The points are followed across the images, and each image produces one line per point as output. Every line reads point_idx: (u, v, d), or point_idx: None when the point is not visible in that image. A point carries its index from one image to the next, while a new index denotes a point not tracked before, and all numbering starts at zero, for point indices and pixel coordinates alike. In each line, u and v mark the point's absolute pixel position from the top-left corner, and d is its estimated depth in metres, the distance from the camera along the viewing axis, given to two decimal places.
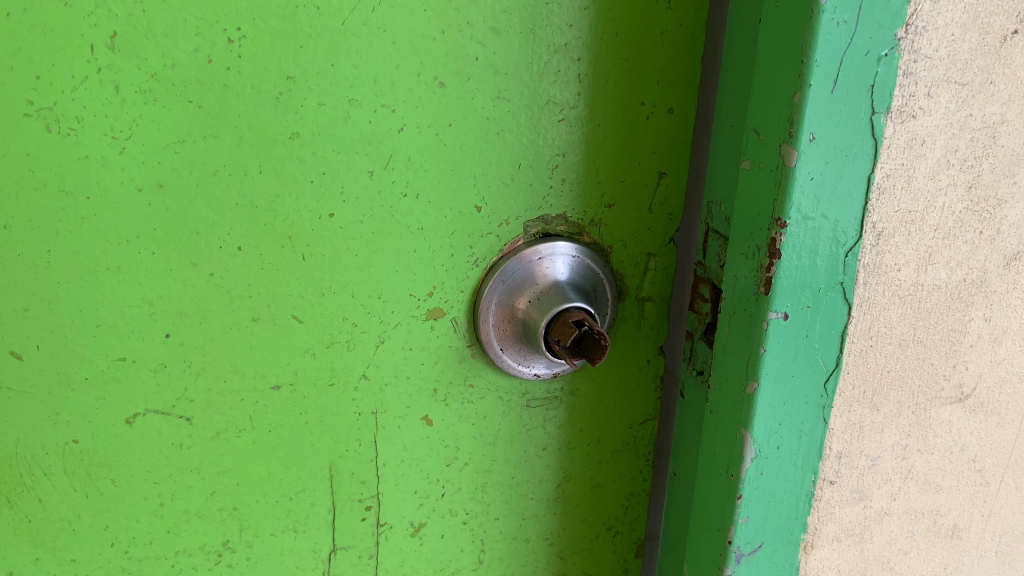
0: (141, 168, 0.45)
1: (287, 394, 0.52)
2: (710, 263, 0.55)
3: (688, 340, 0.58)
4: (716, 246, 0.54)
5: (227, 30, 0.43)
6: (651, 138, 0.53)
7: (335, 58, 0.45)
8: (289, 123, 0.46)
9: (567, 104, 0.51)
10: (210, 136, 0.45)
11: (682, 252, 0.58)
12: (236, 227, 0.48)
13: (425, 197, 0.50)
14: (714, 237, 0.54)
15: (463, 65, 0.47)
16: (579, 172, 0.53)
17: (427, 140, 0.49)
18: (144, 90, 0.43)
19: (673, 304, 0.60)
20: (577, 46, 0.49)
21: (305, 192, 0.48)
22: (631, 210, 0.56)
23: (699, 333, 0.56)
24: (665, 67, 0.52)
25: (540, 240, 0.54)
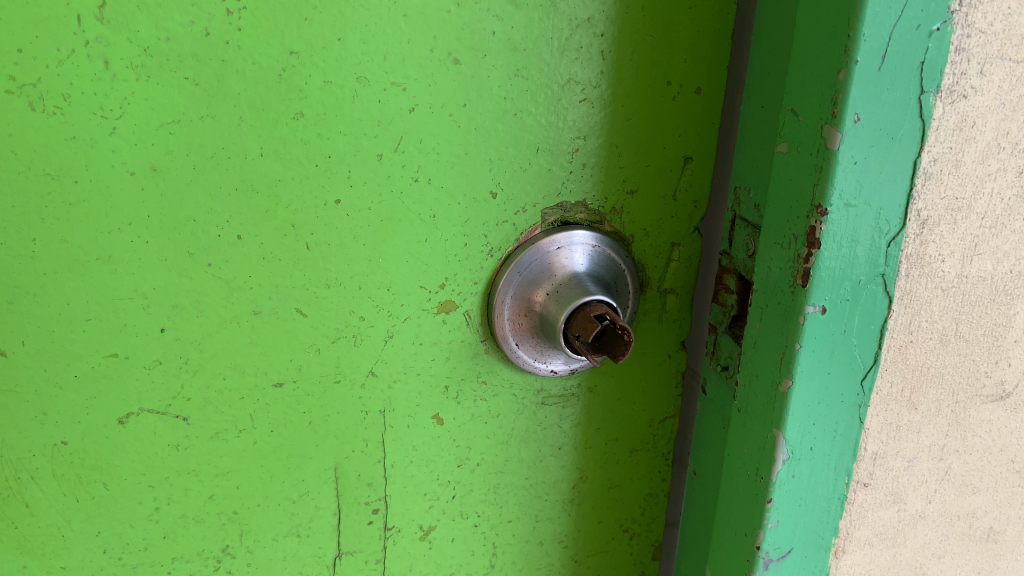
0: (133, 150, 0.42)
1: (289, 392, 0.49)
2: (737, 253, 0.52)
3: (711, 333, 0.55)
4: (744, 236, 0.51)
5: (226, 0, 0.40)
6: (676, 120, 0.51)
7: (343, 32, 0.42)
8: (293, 102, 0.43)
9: (589, 84, 0.48)
10: (208, 116, 0.42)
11: (707, 243, 0.55)
12: (235, 214, 0.44)
13: (438, 182, 0.48)
14: (743, 226, 0.51)
15: (480, 41, 0.45)
16: (600, 156, 0.51)
17: (440, 121, 0.46)
18: (136, 65, 0.40)
19: (697, 298, 0.57)
20: (600, 20, 0.47)
21: (309, 176, 0.45)
22: (655, 196, 0.53)
23: (724, 327, 0.54)
24: (693, 45, 0.49)
25: (558, 229, 0.51)
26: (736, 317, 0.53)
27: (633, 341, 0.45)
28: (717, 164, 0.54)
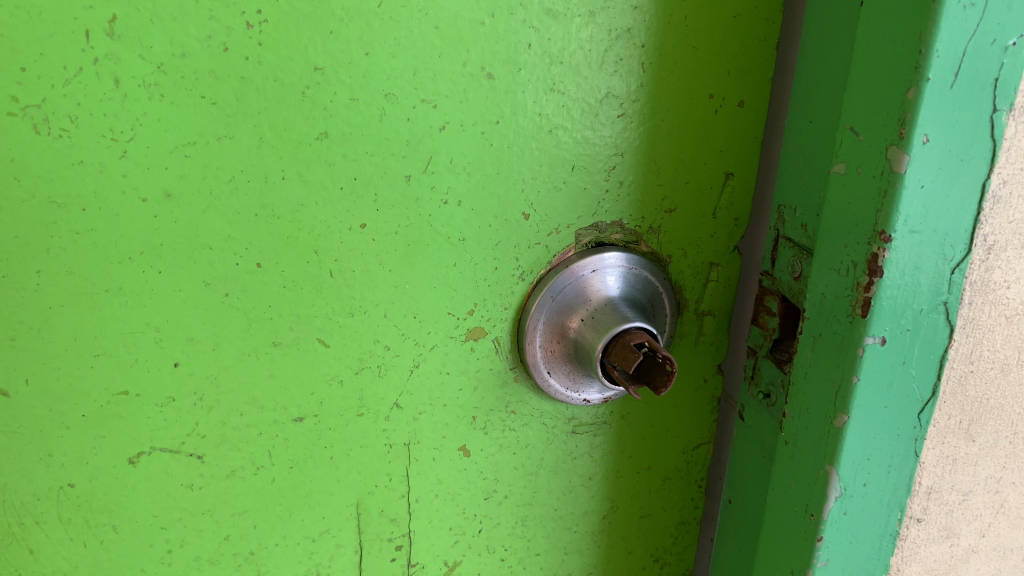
0: (145, 174, 0.39)
1: (310, 427, 0.46)
2: (780, 274, 0.49)
3: (750, 357, 0.52)
4: (789, 257, 0.48)
5: (246, 13, 0.37)
6: (718, 135, 0.48)
7: (370, 47, 0.39)
8: (316, 122, 0.40)
9: (627, 98, 0.46)
10: (226, 137, 0.39)
11: (746, 263, 0.52)
12: (255, 241, 0.41)
13: (468, 204, 0.45)
14: (787, 246, 0.48)
15: (515, 54, 0.42)
16: (638, 174, 0.48)
17: (472, 139, 0.43)
18: (148, 84, 0.37)
19: (734, 320, 0.54)
20: (641, 31, 0.44)
21: (333, 200, 0.42)
22: (693, 215, 0.50)
23: (765, 351, 0.51)
24: (737, 57, 0.47)
25: (592, 251, 0.48)
26: (778, 342, 0.50)
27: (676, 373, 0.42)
28: (757, 181, 0.51)
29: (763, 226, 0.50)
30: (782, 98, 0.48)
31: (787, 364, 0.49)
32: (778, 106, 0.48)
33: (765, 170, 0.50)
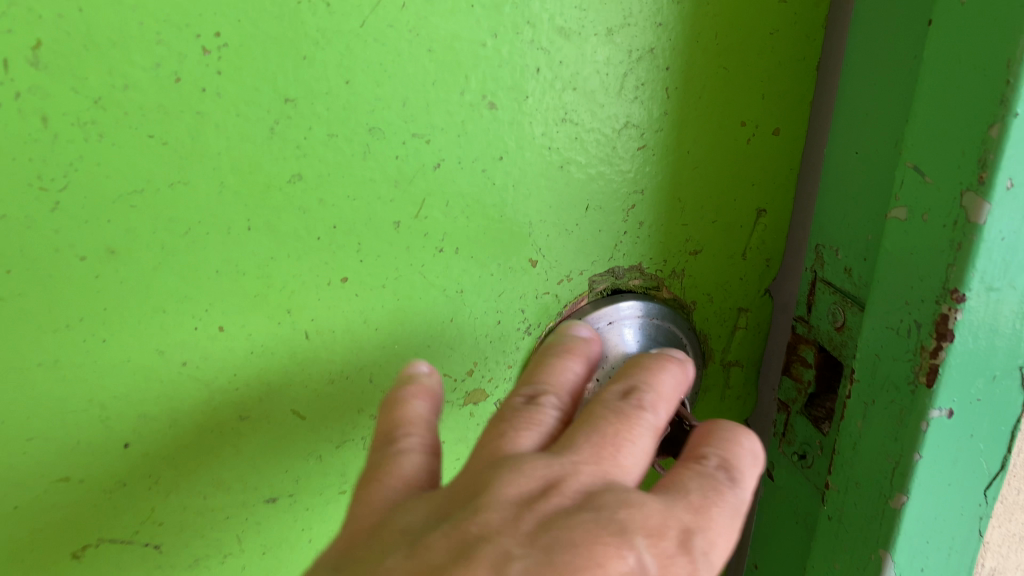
0: (82, 229, 0.32)
1: (285, 507, 0.41)
2: (818, 322, 0.43)
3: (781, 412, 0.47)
4: (830, 303, 0.42)
5: (202, 36, 0.31)
6: (750, 166, 0.42)
7: (351, 74, 0.33)
8: (288, 162, 0.34)
9: (649, 127, 0.40)
10: (179, 183, 0.33)
11: (777, 309, 0.46)
12: (217, 300, 0.35)
13: (466, 251, 0.39)
14: (825, 291, 0.42)
15: (520, 79, 0.36)
16: (660, 212, 0.42)
17: (471, 178, 0.37)
18: (83, 122, 0.31)
19: (764, 372, 0.48)
20: (665, 51, 0.38)
21: (309, 251, 0.36)
22: (720, 256, 0.44)
23: (799, 407, 0.45)
24: (772, 78, 0.41)
25: (607, 300, 0.43)
26: (814, 397, 0.44)
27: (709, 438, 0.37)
28: (792, 219, 0.45)
29: (798, 270, 0.45)
30: (822, 128, 0.42)
31: (824, 422, 0.43)
32: (817, 135, 0.42)
33: (804, 209, 0.44)
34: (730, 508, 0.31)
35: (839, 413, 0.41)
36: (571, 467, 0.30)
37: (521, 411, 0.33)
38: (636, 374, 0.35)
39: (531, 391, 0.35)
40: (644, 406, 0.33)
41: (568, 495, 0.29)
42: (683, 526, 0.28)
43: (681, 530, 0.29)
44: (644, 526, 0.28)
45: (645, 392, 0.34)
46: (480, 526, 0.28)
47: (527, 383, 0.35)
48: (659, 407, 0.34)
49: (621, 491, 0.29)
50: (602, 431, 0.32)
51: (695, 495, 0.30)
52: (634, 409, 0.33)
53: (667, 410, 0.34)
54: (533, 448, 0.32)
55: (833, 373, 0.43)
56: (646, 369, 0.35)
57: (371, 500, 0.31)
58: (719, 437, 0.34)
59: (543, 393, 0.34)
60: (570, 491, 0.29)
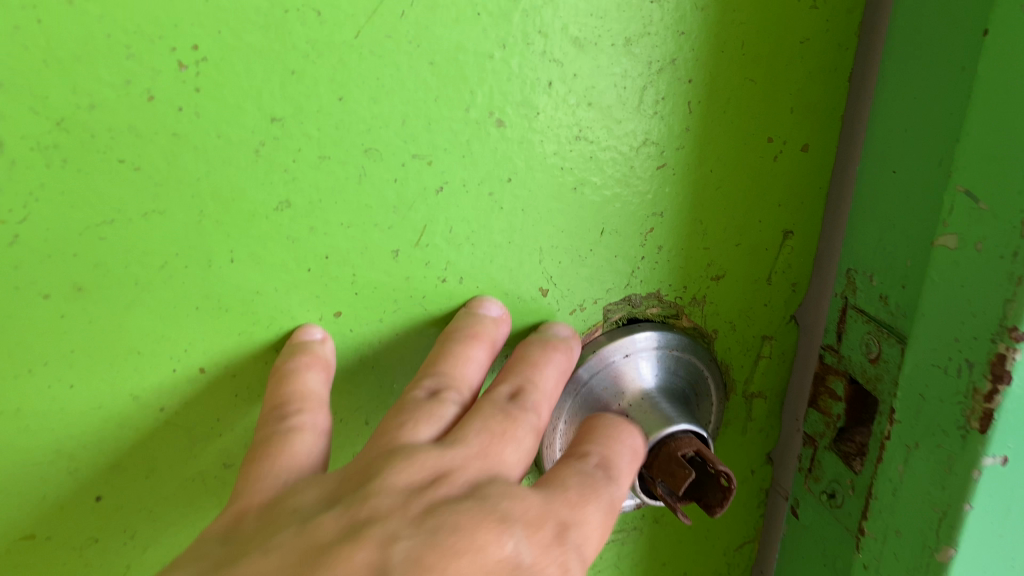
0: (45, 265, 0.29)
1: None
2: (851, 353, 0.40)
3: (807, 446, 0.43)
4: (863, 332, 0.39)
5: (178, 50, 0.28)
6: (778, 185, 0.39)
7: (345, 90, 0.30)
8: (275, 187, 0.31)
9: (670, 144, 0.36)
10: (154, 212, 0.30)
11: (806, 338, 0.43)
12: (198, 340, 0.32)
13: (471, 281, 0.36)
14: (858, 320, 0.39)
15: (531, 93, 0.33)
16: (681, 235, 0.39)
17: (478, 202, 0.34)
18: (45, 146, 0.28)
19: (791, 403, 0.45)
20: (688, 62, 0.35)
21: (299, 285, 0.33)
22: (744, 281, 0.41)
23: (827, 442, 0.42)
24: (803, 91, 0.37)
25: (623, 330, 0.39)
26: (843, 432, 0.41)
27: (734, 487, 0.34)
28: (822, 240, 0.41)
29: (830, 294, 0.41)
30: (855, 142, 0.38)
31: (855, 459, 0.40)
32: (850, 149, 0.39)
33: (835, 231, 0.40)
34: (609, 500, 0.30)
35: (876, 454, 0.38)
36: (458, 457, 0.29)
37: (420, 402, 0.32)
38: (526, 359, 0.36)
39: (433, 382, 0.33)
40: (529, 406, 0.33)
41: (452, 485, 0.28)
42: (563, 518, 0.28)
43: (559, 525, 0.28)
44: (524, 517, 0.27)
45: (531, 392, 0.34)
46: (370, 510, 0.26)
47: (427, 374, 0.34)
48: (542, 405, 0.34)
49: (507, 484, 0.28)
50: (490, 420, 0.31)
51: (581, 485, 0.30)
52: (522, 407, 0.33)
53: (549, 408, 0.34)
54: (428, 439, 0.31)
55: (866, 408, 0.40)
56: (535, 354, 0.36)
57: (256, 483, 0.29)
58: (611, 423, 0.34)
59: (444, 386, 0.33)
60: (458, 480, 0.28)
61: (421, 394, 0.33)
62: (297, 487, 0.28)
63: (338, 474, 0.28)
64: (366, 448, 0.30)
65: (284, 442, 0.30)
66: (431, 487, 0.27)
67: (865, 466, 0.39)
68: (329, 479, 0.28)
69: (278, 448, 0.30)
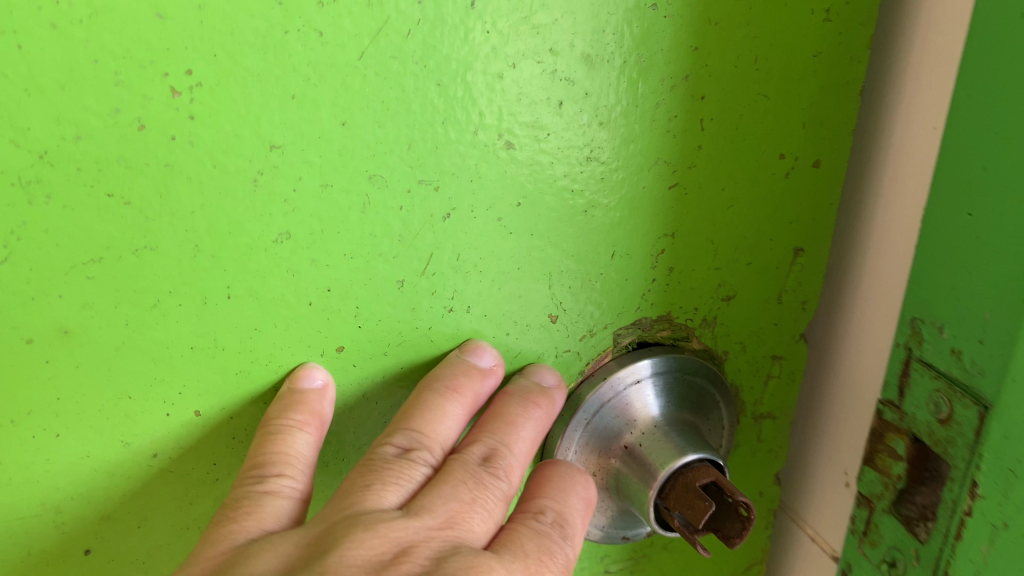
0: (29, 308, 0.27)
1: None
2: (914, 411, 0.33)
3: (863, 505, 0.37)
4: (930, 388, 0.31)
5: (170, 75, 0.26)
6: (790, 203, 0.38)
7: (348, 114, 0.28)
8: (274, 219, 0.29)
9: (682, 163, 0.35)
10: (146, 249, 0.28)
11: (867, 377, 0.39)
12: (193, 380, 0.30)
13: (479, 309, 0.34)
14: (929, 373, 0.31)
15: (541, 115, 0.31)
16: (691, 256, 0.37)
17: (486, 228, 0.32)
18: (27, 181, 0.26)
19: (847, 448, 0.40)
20: (701, 78, 0.33)
21: (300, 319, 0.31)
22: (754, 301, 0.40)
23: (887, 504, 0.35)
24: (817, 106, 0.36)
25: (633, 355, 0.38)
26: (904, 494, 0.34)
27: (753, 520, 0.33)
28: (885, 270, 0.37)
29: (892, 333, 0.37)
30: (924, 164, 0.34)
31: (919, 525, 0.33)
32: (919, 172, 0.34)
33: (900, 262, 0.36)
34: (567, 557, 0.32)
35: (948, 529, 0.31)
36: (418, 530, 0.30)
37: (390, 462, 0.32)
38: (508, 408, 0.35)
39: (405, 439, 0.33)
40: (502, 472, 0.33)
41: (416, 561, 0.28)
42: None
43: None
44: None
45: (504, 456, 0.34)
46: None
47: (399, 427, 0.33)
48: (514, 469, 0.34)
49: (468, 559, 0.29)
50: (461, 484, 0.32)
51: (535, 545, 0.31)
52: (491, 474, 0.33)
53: (520, 471, 0.34)
54: (393, 506, 0.31)
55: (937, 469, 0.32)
56: (519, 403, 0.35)
57: (219, 546, 0.29)
58: (568, 468, 0.35)
59: (416, 445, 0.33)
60: (419, 556, 0.29)
61: (391, 453, 0.32)
62: (259, 550, 0.29)
63: (304, 539, 0.29)
64: (329, 513, 0.31)
65: (253, 506, 0.30)
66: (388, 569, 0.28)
67: (930, 538, 0.32)
68: (290, 547, 0.29)
69: (247, 509, 0.30)
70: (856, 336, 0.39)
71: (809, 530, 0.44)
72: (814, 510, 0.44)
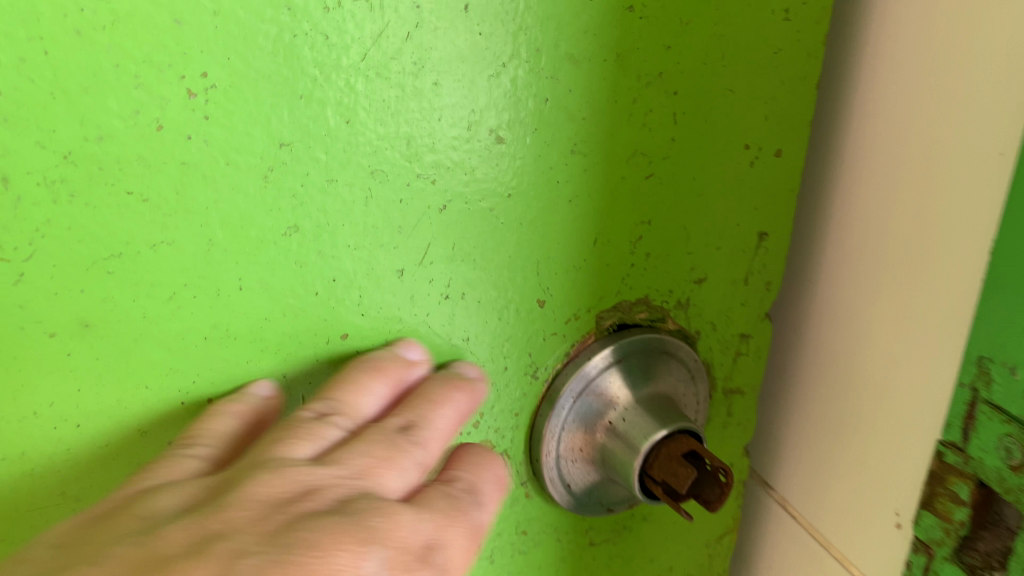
0: (51, 302, 0.28)
1: None
2: (986, 461, 0.32)
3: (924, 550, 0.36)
4: (1000, 433, 0.31)
5: (187, 78, 0.27)
6: (754, 190, 0.41)
7: (351, 112, 0.30)
8: (282, 213, 0.30)
9: (657, 154, 0.37)
10: (162, 244, 0.29)
11: (924, 401, 0.37)
12: (206, 370, 0.32)
13: (472, 296, 0.36)
14: (1003, 426, 0.31)
15: (528, 111, 0.33)
16: (667, 241, 0.40)
17: (478, 219, 0.34)
18: (51, 180, 0.27)
19: (904, 475, 0.38)
20: (674, 75, 0.36)
21: (306, 309, 0.32)
22: (724, 283, 0.42)
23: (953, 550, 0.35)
24: (777, 100, 0.39)
25: (615, 336, 0.40)
26: (965, 540, 0.34)
27: (731, 486, 0.37)
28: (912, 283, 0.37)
29: (956, 357, 0.35)
30: (953, 176, 0.34)
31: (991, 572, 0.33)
32: (985, 188, 0.32)
33: (964, 281, 0.34)
34: (473, 521, 0.32)
35: None
36: (329, 475, 0.29)
37: (307, 422, 0.32)
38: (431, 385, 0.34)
39: (325, 405, 0.32)
40: (422, 439, 0.32)
41: (319, 501, 0.28)
42: (425, 541, 0.28)
43: (424, 546, 0.29)
44: (390, 538, 0.28)
45: (425, 427, 0.33)
46: (222, 521, 0.27)
47: (321, 396, 0.33)
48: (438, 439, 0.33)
49: (370, 504, 0.28)
50: (376, 442, 0.31)
51: (445, 504, 0.31)
52: (410, 439, 0.32)
53: (444, 442, 0.34)
54: (305, 459, 0.30)
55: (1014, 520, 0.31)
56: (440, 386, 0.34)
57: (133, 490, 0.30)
58: (474, 453, 0.35)
59: (337, 410, 0.32)
60: (326, 497, 0.28)
61: (309, 415, 0.32)
62: (162, 491, 0.29)
63: (211, 483, 0.29)
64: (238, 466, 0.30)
65: (167, 465, 0.30)
66: (291, 505, 0.28)
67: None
68: (191, 488, 0.29)
69: (162, 465, 0.30)
70: (914, 357, 0.37)
71: (813, 533, 0.45)
72: (855, 529, 0.42)
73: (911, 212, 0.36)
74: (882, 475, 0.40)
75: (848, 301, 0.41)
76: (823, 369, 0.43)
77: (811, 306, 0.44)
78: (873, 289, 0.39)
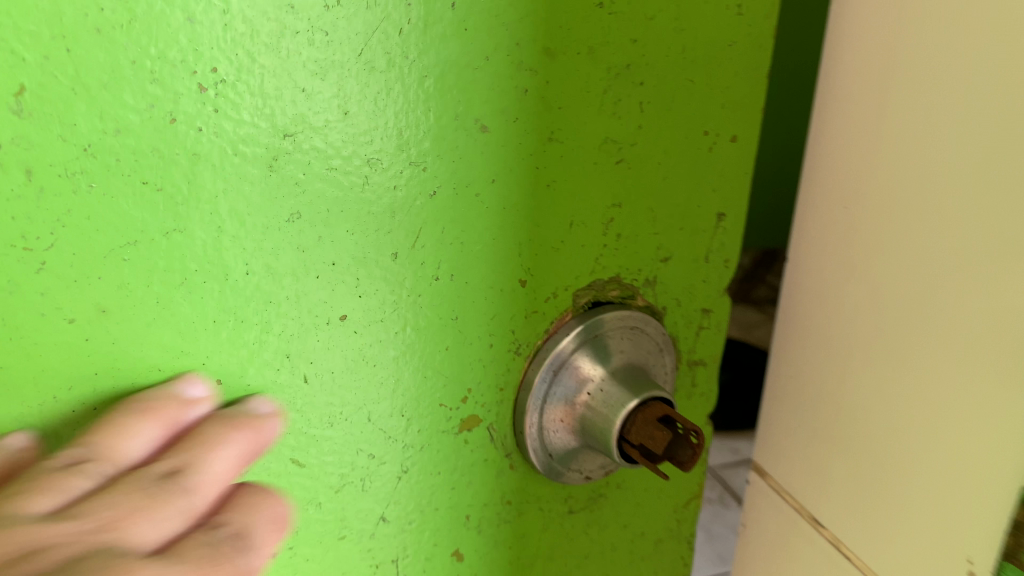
0: (71, 289, 0.30)
1: (284, 563, 0.38)
2: None
3: None
4: None
5: (199, 73, 0.29)
6: (713, 174, 0.44)
7: (349, 105, 0.32)
8: (286, 201, 0.32)
9: (626, 141, 0.40)
10: (175, 231, 0.31)
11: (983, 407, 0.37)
12: (215, 353, 0.33)
13: (461, 277, 0.38)
14: None
15: (510, 102, 0.36)
16: (636, 222, 0.42)
17: (466, 204, 0.37)
18: (72, 172, 0.28)
19: (1009, 463, 0.36)
20: (639, 67, 0.39)
21: (308, 292, 0.34)
22: (687, 261, 0.45)
23: None
24: (733, 90, 0.42)
25: (591, 312, 0.42)
26: None
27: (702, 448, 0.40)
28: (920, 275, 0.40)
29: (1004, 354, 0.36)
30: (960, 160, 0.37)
31: None
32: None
33: (1018, 238, 0.35)
34: (238, 567, 0.29)
35: None
36: (64, 532, 0.26)
37: (59, 470, 0.29)
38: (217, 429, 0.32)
39: (77, 451, 0.30)
40: (183, 487, 0.30)
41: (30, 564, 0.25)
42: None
43: None
44: None
45: (189, 472, 0.31)
46: None
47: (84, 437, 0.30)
48: (203, 488, 0.31)
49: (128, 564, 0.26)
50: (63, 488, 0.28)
51: (202, 553, 0.28)
52: (164, 489, 0.29)
53: (209, 491, 0.31)
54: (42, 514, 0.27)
55: None
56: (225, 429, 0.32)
57: None
58: (252, 493, 0.33)
59: (91, 457, 0.30)
60: (51, 558, 0.26)
61: (62, 461, 0.29)
62: None
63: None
64: None
65: None
66: (3, 569, 0.25)
67: None
68: None
69: None
70: (971, 329, 0.37)
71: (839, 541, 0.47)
72: (941, 532, 0.40)
73: (959, 180, 0.37)
74: (949, 468, 0.39)
75: (897, 284, 0.41)
76: (881, 363, 0.43)
77: (863, 308, 0.44)
78: (936, 276, 0.39)
